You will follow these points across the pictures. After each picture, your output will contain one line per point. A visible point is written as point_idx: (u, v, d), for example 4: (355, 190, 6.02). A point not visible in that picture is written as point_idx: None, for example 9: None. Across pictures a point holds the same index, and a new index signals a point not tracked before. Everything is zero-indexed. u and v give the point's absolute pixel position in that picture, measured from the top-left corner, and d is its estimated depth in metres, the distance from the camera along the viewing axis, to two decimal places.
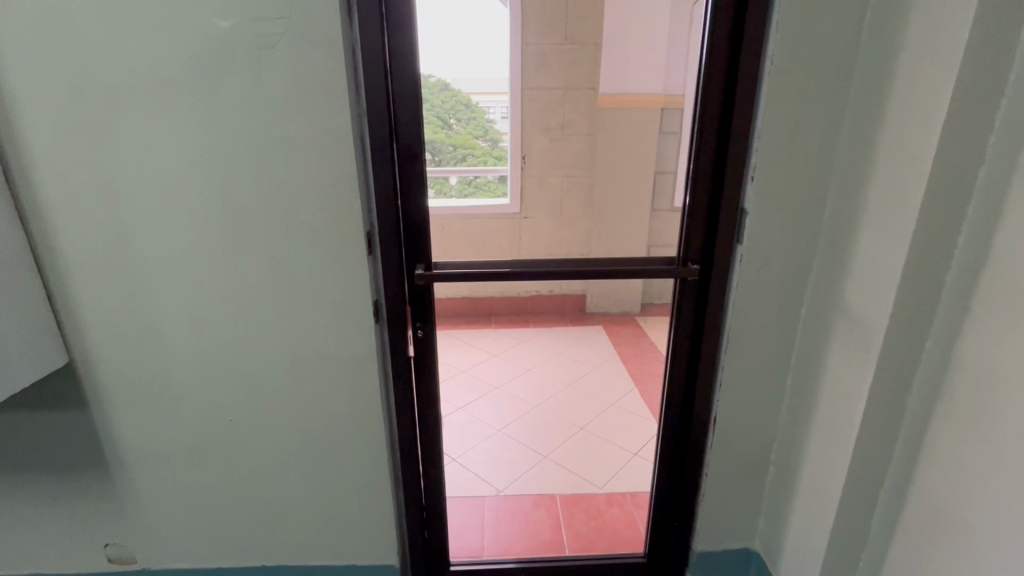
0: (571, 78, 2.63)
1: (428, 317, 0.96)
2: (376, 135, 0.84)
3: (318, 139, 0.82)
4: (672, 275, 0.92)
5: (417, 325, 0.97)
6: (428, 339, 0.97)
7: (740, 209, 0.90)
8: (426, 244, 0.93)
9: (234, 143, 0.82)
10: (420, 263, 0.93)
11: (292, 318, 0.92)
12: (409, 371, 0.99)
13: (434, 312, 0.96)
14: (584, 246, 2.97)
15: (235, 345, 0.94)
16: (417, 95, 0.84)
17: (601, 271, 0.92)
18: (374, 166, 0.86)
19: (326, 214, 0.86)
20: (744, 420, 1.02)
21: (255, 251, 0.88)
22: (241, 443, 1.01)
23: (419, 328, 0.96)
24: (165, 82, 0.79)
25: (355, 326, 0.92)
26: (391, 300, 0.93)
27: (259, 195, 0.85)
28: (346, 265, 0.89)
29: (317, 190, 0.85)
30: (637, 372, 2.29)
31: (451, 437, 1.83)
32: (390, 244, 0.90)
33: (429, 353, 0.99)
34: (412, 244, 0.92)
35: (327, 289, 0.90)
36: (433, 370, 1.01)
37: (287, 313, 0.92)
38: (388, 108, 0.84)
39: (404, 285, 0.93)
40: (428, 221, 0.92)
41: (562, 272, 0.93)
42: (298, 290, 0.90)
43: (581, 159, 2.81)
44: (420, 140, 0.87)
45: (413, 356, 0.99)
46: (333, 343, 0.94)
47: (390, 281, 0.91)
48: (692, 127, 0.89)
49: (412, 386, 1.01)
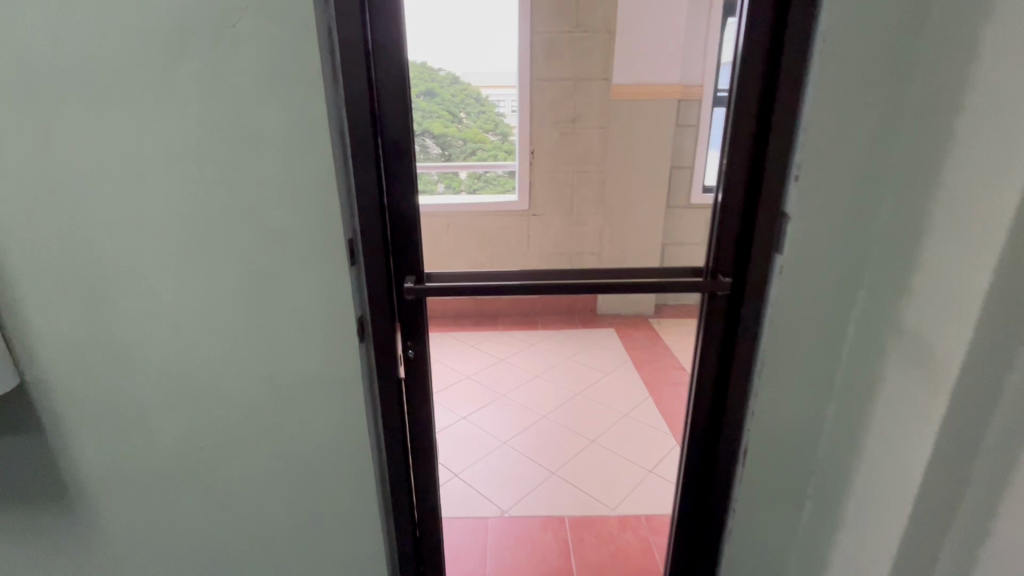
0: (583, 68, 2.49)
1: (421, 334, 0.86)
2: (357, 128, 0.74)
3: (289, 133, 0.71)
4: (700, 289, 0.80)
5: (407, 343, 0.86)
6: (421, 357, 0.87)
7: (779, 213, 0.77)
8: (417, 253, 0.82)
9: (196, 139, 0.72)
10: (410, 275, 0.82)
11: (267, 335, 0.82)
12: (399, 393, 0.89)
13: (427, 328, 0.86)
14: (595, 245, 2.79)
15: (204, 364, 0.84)
16: (404, 84, 0.74)
17: (618, 285, 0.81)
18: (356, 164, 0.75)
19: (301, 219, 0.75)
20: (778, 452, 0.89)
21: (223, 261, 0.77)
22: (216, 471, 0.91)
23: (410, 346, 0.86)
24: (112, 67, 0.68)
25: (336, 345, 0.82)
26: (377, 316, 0.82)
27: (225, 197, 0.74)
28: (325, 277, 0.78)
29: (289, 192, 0.74)
30: (651, 379, 2.17)
31: (453, 451, 1.72)
32: (376, 254, 0.79)
33: (421, 373, 0.89)
34: (402, 254, 0.82)
35: (304, 302, 0.79)
36: (427, 392, 0.91)
37: (262, 329, 0.81)
38: (371, 99, 0.73)
39: (393, 300, 0.83)
40: (420, 227, 0.82)
41: (572, 286, 0.81)
42: (271, 304, 0.80)
43: (593, 154, 2.68)
44: (409, 136, 0.77)
45: (403, 376, 0.88)
46: (313, 363, 0.83)
47: (377, 294, 0.81)
48: (725, 119, 0.76)
49: (402, 410, 0.90)
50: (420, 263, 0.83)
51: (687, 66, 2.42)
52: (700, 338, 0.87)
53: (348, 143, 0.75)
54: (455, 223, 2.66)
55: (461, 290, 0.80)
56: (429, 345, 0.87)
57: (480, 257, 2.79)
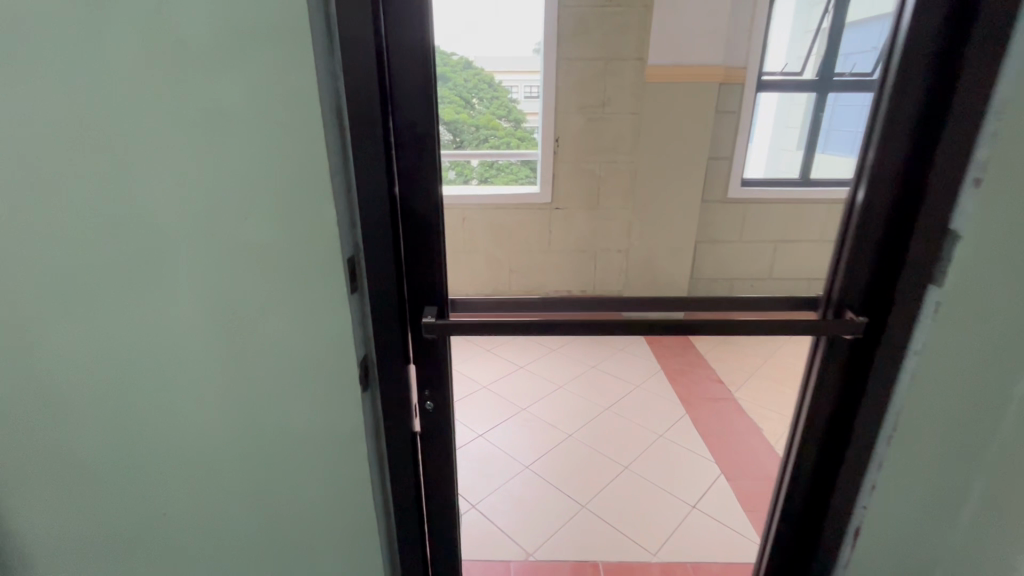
0: (615, 47, 2.27)
1: (443, 380, 0.66)
2: (360, 107, 0.53)
3: (260, 116, 0.50)
4: (823, 332, 0.59)
5: (424, 390, 0.67)
6: (443, 409, 0.68)
7: (944, 232, 0.55)
8: (439, 278, 0.62)
9: (135, 116, 0.51)
10: (431, 304, 0.63)
11: (241, 383, 0.62)
12: (413, 453, 0.69)
13: (451, 373, 0.66)
14: (623, 243, 2.60)
15: (161, 417, 0.65)
16: (426, 49, 0.54)
17: (708, 325, 0.60)
18: (358, 159, 0.55)
19: (281, 236, 0.55)
20: (900, 539, 0.69)
21: (181, 282, 0.58)
22: (183, 539, 0.73)
23: (428, 396, 0.67)
24: (10, 14, 0.48)
25: (331, 393, 0.62)
26: (387, 357, 0.62)
27: (178, 205, 0.54)
28: (316, 311, 0.58)
29: (265, 198, 0.53)
30: (686, 393, 1.97)
31: (470, 475, 1.55)
32: (386, 280, 0.59)
33: (442, 427, 0.69)
34: (420, 278, 0.62)
35: (288, 343, 0.60)
36: (450, 449, 0.71)
37: (235, 375, 0.62)
38: (381, 67, 0.53)
39: (409, 337, 0.64)
40: (444, 243, 0.62)
41: (646, 324, 0.61)
42: (245, 345, 0.60)
43: (623, 143, 2.43)
44: (431, 122, 0.57)
45: (418, 431, 0.69)
46: (301, 418, 0.64)
47: (388, 331, 0.61)
48: (876, 96, 0.54)
49: (417, 473, 0.71)
50: (445, 290, 0.63)
51: (731, 46, 2.28)
52: (810, 390, 0.67)
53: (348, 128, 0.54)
54: (473, 217, 2.55)
55: (498, 326, 0.60)
56: (454, 393, 0.68)
57: (498, 253, 2.61)
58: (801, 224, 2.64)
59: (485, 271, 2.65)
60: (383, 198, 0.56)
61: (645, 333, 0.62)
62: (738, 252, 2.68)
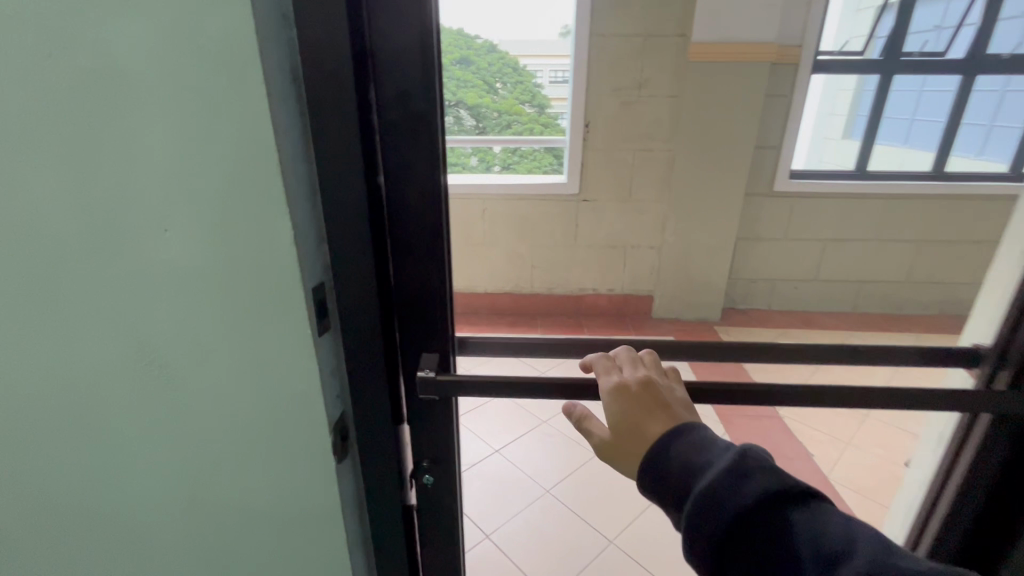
0: (655, 23, 2.05)
1: (447, 444, 0.51)
2: (328, 92, 0.37)
3: (172, 80, 0.34)
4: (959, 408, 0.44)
5: (423, 455, 0.52)
6: (445, 484, 0.53)
7: None
8: (441, 321, 0.48)
9: (12, 87, 0.36)
10: (430, 353, 0.48)
11: (173, 447, 0.47)
12: (407, 536, 0.53)
13: (458, 433, 0.52)
14: (656, 239, 2.39)
15: (76, 485, 0.50)
16: (423, 11, 0.38)
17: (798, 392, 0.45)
18: (326, 164, 0.38)
19: (212, 256, 0.38)
20: None
21: (90, 320, 0.42)
22: None
23: (427, 469, 0.52)
24: None
25: (295, 467, 0.46)
26: (368, 425, 0.47)
27: (72, 210, 0.39)
28: (267, 360, 0.42)
29: (189, 204, 0.37)
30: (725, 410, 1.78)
31: (484, 500, 1.39)
32: (368, 329, 0.43)
33: (445, 504, 0.54)
34: (417, 321, 0.47)
35: (231, 398, 0.44)
36: (456, 528, 0.56)
37: (162, 437, 0.46)
38: (357, 34, 0.37)
39: (402, 395, 0.49)
40: (447, 276, 0.47)
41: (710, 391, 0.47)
42: (173, 399, 0.44)
43: (659, 130, 2.21)
44: (430, 116, 0.41)
45: (414, 506, 0.54)
46: (254, 493, 0.48)
47: (371, 395, 0.45)
48: None
49: (411, 558, 0.55)
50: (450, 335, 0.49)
51: (787, 21, 2.05)
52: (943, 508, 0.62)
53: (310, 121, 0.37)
54: (493, 209, 2.38)
55: (521, 386, 0.46)
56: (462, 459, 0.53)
57: (520, 248, 2.44)
58: (855, 221, 2.40)
59: (506, 267, 2.49)
60: (362, 220, 0.40)
61: (713, 400, 0.47)
62: (784, 251, 2.46)
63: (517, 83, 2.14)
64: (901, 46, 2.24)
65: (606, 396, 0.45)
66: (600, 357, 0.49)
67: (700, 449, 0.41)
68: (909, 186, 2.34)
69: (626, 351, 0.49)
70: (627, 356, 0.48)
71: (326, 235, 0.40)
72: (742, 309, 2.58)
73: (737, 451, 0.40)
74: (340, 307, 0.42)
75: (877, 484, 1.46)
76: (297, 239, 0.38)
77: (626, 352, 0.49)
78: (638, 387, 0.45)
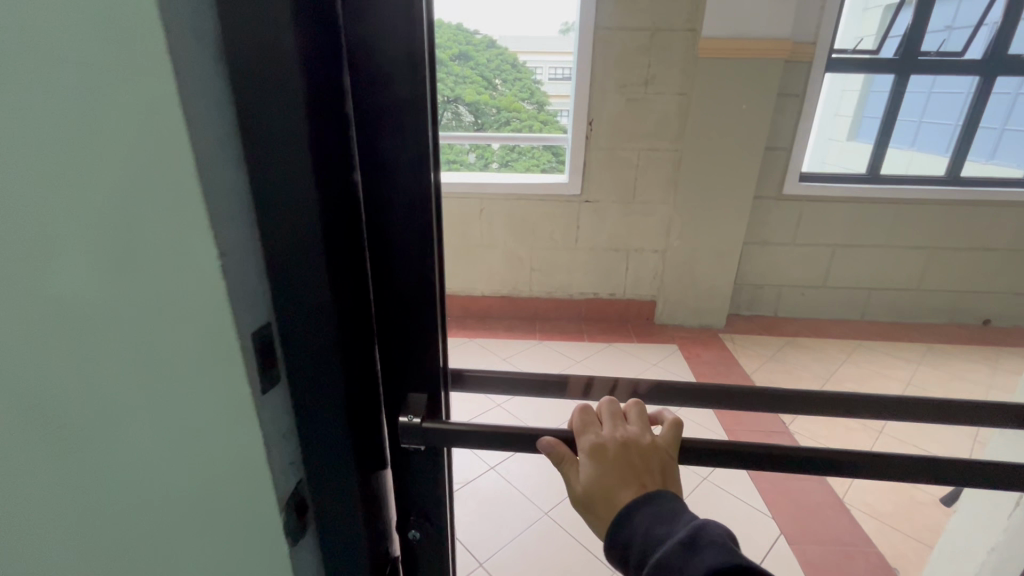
0: (663, 15, 1.95)
1: (437, 498, 0.44)
2: (273, 85, 0.27)
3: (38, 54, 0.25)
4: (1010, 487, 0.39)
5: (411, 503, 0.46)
6: (432, 550, 0.46)
7: None
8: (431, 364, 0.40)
9: None
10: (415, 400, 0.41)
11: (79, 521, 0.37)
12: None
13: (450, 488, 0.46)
14: (660, 242, 2.29)
15: None
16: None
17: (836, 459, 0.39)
18: (273, 176, 0.29)
19: (102, 290, 0.29)
20: None
21: None
22: None
23: (419, 525, 0.45)
24: None
25: (229, 550, 0.37)
26: (333, 498, 0.38)
27: None
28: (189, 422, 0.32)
29: (64, 222, 0.28)
30: (732, 426, 1.69)
31: (478, 523, 1.30)
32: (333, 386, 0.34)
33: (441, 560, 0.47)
34: (403, 363, 0.40)
35: (147, 464, 0.34)
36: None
37: (66, 507, 0.37)
38: (325, 15, 0.29)
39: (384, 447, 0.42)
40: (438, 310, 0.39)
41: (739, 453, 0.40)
42: (73, 464, 0.35)
43: (666, 129, 2.11)
44: (421, 123, 0.33)
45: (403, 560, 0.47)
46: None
47: (337, 462, 0.37)
48: None
49: None
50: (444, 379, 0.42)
51: (802, 14, 1.96)
52: None
53: (250, 123, 0.28)
54: (491, 208, 2.28)
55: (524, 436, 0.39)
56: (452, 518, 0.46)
57: (519, 249, 2.35)
58: (866, 227, 2.31)
59: (504, 269, 2.39)
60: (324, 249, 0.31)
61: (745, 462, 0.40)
62: (792, 257, 2.37)
63: (515, 80, 2.22)
64: (918, 44, 2.14)
65: (583, 457, 0.41)
66: (581, 413, 0.42)
67: (668, 530, 0.38)
68: (925, 190, 2.24)
69: (610, 400, 0.43)
70: (608, 409, 0.43)
71: (272, 266, 0.31)
72: (747, 315, 2.49)
73: (691, 531, 0.38)
74: (292, 357, 0.33)
75: (894, 510, 1.37)
76: (227, 278, 0.28)
77: (608, 403, 0.43)
78: (616, 450, 0.41)
